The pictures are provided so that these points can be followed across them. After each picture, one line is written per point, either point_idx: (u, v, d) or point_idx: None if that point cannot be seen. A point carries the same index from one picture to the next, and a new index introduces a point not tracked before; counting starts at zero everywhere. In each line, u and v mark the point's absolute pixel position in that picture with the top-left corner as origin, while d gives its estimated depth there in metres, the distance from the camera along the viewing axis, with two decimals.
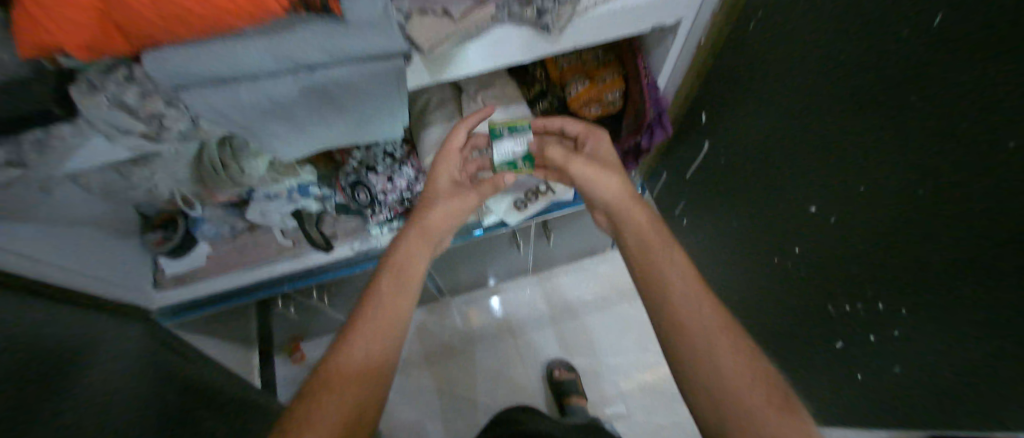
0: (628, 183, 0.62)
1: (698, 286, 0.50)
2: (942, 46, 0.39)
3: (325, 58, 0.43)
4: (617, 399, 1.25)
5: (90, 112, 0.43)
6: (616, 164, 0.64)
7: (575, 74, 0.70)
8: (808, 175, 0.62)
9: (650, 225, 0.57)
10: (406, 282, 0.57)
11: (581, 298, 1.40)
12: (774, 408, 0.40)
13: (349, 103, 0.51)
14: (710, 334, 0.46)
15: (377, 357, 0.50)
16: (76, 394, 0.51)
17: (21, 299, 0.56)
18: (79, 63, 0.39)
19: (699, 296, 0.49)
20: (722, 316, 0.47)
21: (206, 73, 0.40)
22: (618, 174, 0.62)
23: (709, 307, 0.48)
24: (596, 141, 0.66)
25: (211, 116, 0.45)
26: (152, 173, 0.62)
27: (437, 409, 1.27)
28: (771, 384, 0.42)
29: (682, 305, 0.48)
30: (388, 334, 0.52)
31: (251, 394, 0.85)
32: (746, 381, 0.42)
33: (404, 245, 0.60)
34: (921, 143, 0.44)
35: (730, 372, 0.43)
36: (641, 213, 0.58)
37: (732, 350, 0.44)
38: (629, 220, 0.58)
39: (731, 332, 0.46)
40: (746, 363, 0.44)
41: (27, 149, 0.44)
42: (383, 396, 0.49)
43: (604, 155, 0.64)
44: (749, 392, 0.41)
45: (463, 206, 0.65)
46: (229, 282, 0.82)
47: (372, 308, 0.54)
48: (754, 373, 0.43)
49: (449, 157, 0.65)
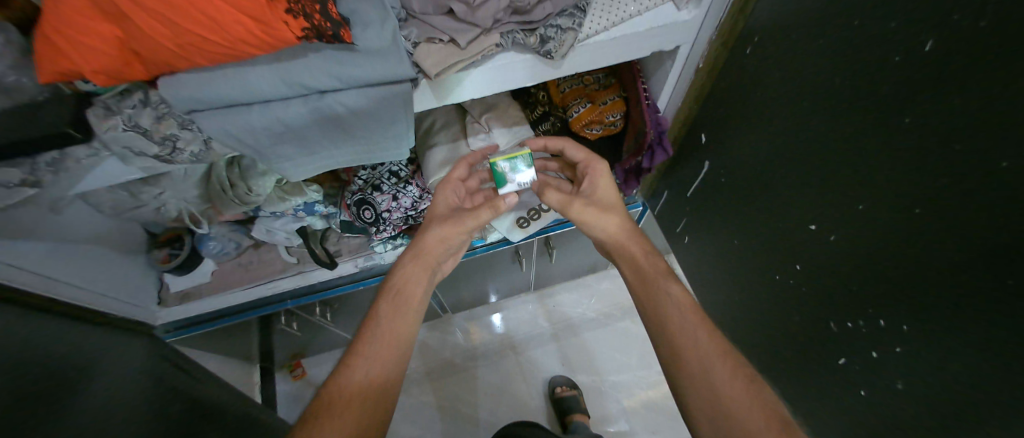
0: (627, 219, 0.63)
1: (695, 315, 0.52)
2: (915, 78, 0.40)
3: (335, 84, 0.44)
4: (620, 417, 1.24)
5: (105, 134, 0.43)
6: (615, 197, 0.65)
7: (577, 97, 0.72)
8: (786, 200, 0.62)
9: (647, 257, 0.60)
10: (403, 307, 0.57)
11: (582, 315, 1.41)
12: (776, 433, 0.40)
13: (356, 127, 0.52)
14: (707, 360, 0.47)
15: (378, 379, 0.50)
16: (78, 410, 0.51)
17: (26, 315, 0.57)
18: (95, 88, 0.42)
19: (698, 324, 0.51)
20: (721, 343, 0.49)
21: (220, 99, 0.42)
22: (616, 212, 0.63)
23: (706, 334, 0.49)
24: (595, 175, 0.66)
25: (223, 140, 0.46)
26: (162, 190, 0.66)
27: (438, 427, 1.25)
28: (773, 409, 0.43)
29: (681, 334, 0.50)
30: (388, 357, 0.53)
31: (251, 410, 0.84)
32: (746, 407, 0.43)
33: (402, 271, 0.61)
34: (899, 170, 0.44)
35: (729, 398, 0.44)
36: (639, 249, 0.61)
37: (732, 376, 0.45)
38: (627, 255, 0.61)
39: (730, 358, 0.47)
40: (745, 388, 0.44)
41: (42, 169, 0.46)
42: (385, 421, 0.49)
43: (602, 191, 0.65)
44: (750, 418, 0.42)
45: (457, 231, 0.62)
46: (232, 298, 0.83)
47: (372, 334, 0.54)
48: (754, 397, 0.44)
49: (450, 185, 0.68)
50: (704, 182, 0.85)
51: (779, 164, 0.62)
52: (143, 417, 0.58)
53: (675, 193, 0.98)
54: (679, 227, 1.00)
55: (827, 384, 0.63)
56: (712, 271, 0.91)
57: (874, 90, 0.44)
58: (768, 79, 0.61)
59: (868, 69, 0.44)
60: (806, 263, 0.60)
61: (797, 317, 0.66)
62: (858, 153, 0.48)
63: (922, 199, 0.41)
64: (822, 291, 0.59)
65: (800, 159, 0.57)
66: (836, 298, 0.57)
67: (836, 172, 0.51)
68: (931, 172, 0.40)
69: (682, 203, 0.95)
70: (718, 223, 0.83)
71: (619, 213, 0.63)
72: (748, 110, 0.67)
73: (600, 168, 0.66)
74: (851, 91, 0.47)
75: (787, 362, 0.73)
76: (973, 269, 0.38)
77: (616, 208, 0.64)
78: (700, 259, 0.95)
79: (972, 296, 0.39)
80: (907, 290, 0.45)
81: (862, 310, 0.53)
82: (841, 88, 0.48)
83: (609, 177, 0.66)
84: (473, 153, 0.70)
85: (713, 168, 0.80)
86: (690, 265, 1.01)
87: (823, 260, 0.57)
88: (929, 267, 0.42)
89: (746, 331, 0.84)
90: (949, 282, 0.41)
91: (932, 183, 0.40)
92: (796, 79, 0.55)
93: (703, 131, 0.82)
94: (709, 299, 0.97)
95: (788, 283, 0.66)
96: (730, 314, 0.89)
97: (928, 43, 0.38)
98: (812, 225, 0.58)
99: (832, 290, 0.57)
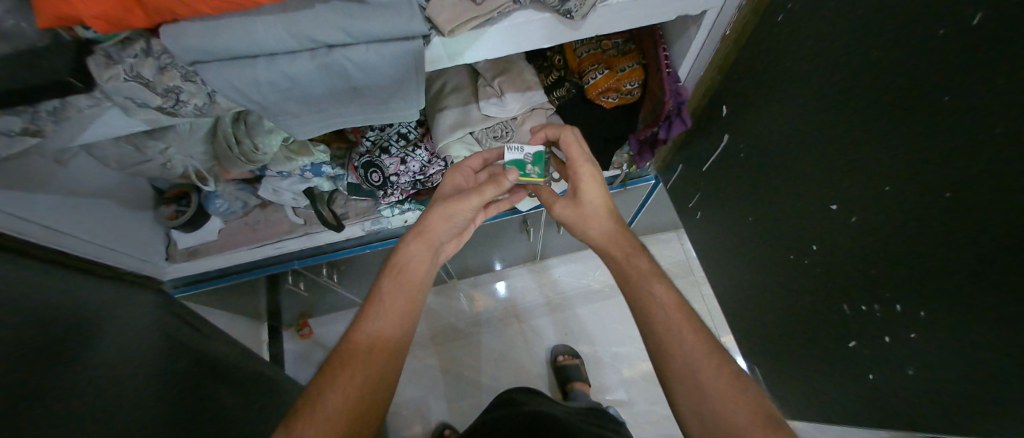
0: (617, 218, 0.63)
1: (679, 311, 0.52)
2: (957, 52, 0.38)
3: (344, 38, 0.41)
4: (618, 386, 1.28)
5: (107, 84, 0.42)
6: (606, 200, 0.63)
7: (594, 63, 0.70)
8: (805, 179, 0.61)
9: (628, 262, 0.59)
10: (405, 284, 0.58)
11: (586, 286, 1.42)
12: (763, 428, 0.42)
13: (366, 86, 0.49)
14: (692, 358, 0.48)
15: (383, 359, 0.51)
16: (87, 370, 0.52)
17: (33, 271, 0.57)
18: (97, 36, 0.39)
19: (682, 323, 0.51)
20: (708, 341, 0.50)
21: (223, 50, 0.39)
22: (604, 212, 0.63)
23: (690, 332, 0.50)
24: (585, 181, 0.62)
25: (228, 94, 0.44)
26: (168, 145, 0.65)
27: (441, 389, 1.30)
28: (758, 406, 0.44)
29: (666, 334, 0.51)
30: (392, 336, 0.53)
31: (258, 367, 0.87)
32: (734, 409, 0.44)
33: (404, 249, 0.61)
34: (930, 150, 0.42)
35: (714, 395, 0.46)
36: (628, 246, 0.61)
37: (716, 374, 0.47)
38: (607, 259, 0.62)
39: (715, 357, 0.48)
40: (732, 385, 0.46)
41: (45, 118, 0.44)
42: (384, 398, 0.50)
43: (592, 194, 0.62)
44: (737, 417, 0.44)
45: (461, 209, 0.61)
46: (240, 257, 0.84)
47: (377, 309, 0.55)
48: (743, 397, 0.45)
49: (459, 171, 0.68)
50: (721, 157, 0.83)
51: (805, 139, 0.59)
52: (152, 375, 0.60)
53: (689, 168, 0.97)
54: (692, 202, 0.99)
55: (838, 360, 0.64)
56: (722, 247, 0.90)
57: (916, 64, 0.42)
58: (799, 48, 0.58)
59: (913, 40, 0.42)
60: (824, 241, 0.60)
61: (809, 294, 0.66)
62: (889, 129, 0.46)
63: (954, 183, 0.40)
64: (835, 268, 0.59)
65: (827, 134, 0.55)
66: (854, 278, 0.56)
67: (864, 149, 0.49)
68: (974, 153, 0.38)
69: (697, 177, 0.94)
70: (732, 200, 0.82)
71: (600, 218, 0.63)
72: (775, 82, 0.64)
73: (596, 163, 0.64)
74: (890, 63, 0.45)
75: (796, 338, 0.73)
76: (1005, 253, 0.37)
77: (605, 209, 0.63)
78: (712, 234, 0.94)
79: (1004, 284, 0.38)
80: (929, 272, 0.45)
81: (876, 293, 0.53)
82: (878, 59, 0.46)
83: (596, 183, 0.62)
84: (471, 160, 0.69)
85: (732, 142, 0.78)
86: (699, 240, 1.00)
87: (840, 239, 0.56)
88: (959, 254, 0.41)
89: (752, 305, 0.85)
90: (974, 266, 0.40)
91: (967, 168, 0.39)
92: (831, 49, 0.52)
93: (724, 104, 0.79)
94: (715, 274, 0.97)
95: (803, 262, 0.66)
96: (737, 289, 0.89)
97: (977, 17, 0.36)
98: (832, 206, 0.57)
99: (853, 270, 0.56)
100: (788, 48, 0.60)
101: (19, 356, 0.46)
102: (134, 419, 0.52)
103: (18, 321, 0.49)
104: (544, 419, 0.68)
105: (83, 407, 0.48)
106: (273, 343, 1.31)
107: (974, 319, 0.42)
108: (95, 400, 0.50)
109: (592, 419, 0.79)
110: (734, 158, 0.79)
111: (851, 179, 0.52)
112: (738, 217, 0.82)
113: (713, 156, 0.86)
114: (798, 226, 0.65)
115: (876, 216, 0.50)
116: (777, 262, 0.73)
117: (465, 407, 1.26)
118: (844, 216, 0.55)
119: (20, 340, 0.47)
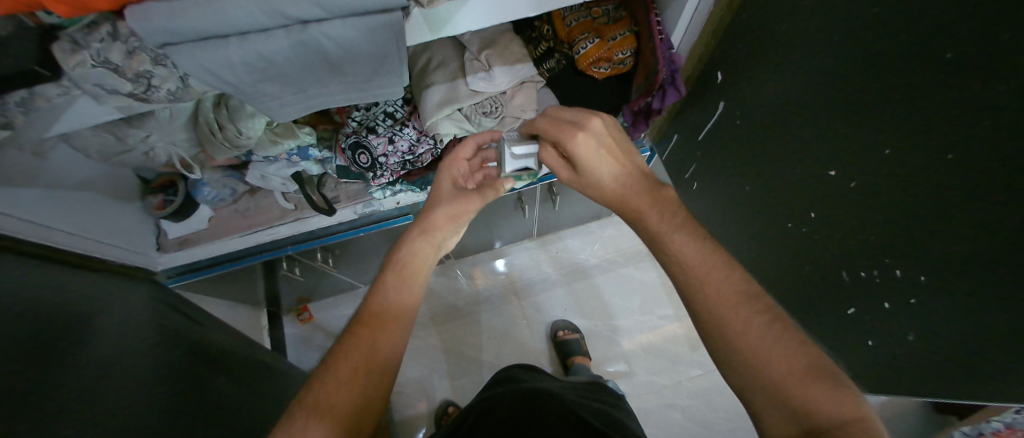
0: (633, 180, 0.52)
1: (704, 268, 0.44)
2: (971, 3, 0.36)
3: (319, 12, 0.38)
4: (619, 359, 1.30)
5: (74, 72, 0.40)
6: (617, 164, 0.52)
7: (584, 32, 0.67)
8: (803, 143, 0.59)
9: (666, 228, 0.47)
10: (408, 278, 0.57)
11: (586, 260, 1.44)
12: (807, 375, 0.36)
13: (345, 61, 0.46)
14: (722, 302, 0.41)
15: (385, 354, 0.51)
16: (85, 369, 0.52)
17: (21, 268, 0.56)
18: (60, 20, 0.37)
19: (707, 278, 0.43)
20: (740, 289, 0.42)
21: (191, 32, 0.35)
22: (614, 179, 0.52)
23: (716, 284, 0.42)
24: (585, 148, 0.50)
25: (201, 77, 0.40)
26: (148, 133, 0.63)
27: (443, 367, 1.32)
28: (799, 355, 0.37)
29: (686, 291, 0.44)
30: (392, 330, 0.52)
31: (257, 354, 0.88)
32: (770, 364, 0.38)
33: (405, 243, 0.60)
34: (937, 110, 0.40)
35: (746, 337, 0.39)
36: (646, 205, 0.50)
37: (752, 316, 0.40)
38: (641, 225, 0.50)
39: (745, 308, 0.41)
40: (771, 329, 0.39)
41: (13, 109, 0.42)
42: (393, 382, 0.51)
43: (596, 162, 0.51)
44: (775, 364, 0.38)
45: (465, 210, 0.64)
46: (231, 246, 0.84)
47: (377, 299, 0.55)
48: (779, 347, 0.38)
49: (456, 163, 0.68)
50: (717, 126, 0.81)
51: (804, 102, 0.57)
52: (151, 369, 0.60)
53: (685, 138, 0.95)
54: (688, 174, 0.98)
55: (838, 325, 0.64)
56: (720, 217, 0.90)
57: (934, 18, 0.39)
58: (797, 8, 0.55)
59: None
60: (822, 207, 0.59)
61: (808, 260, 0.65)
62: (895, 90, 0.44)
63: (955, 144, 0.40)
64: (834, 234, 0.58)
65: (827, 96, 0.53)
66: (855, 245, 0.55)
67: (866, 111, 0.48)
68: (986, 114, 0.37)
69: (693, 148, 0.92)
70: (730, 170, 0.81)
71: (613, 186, 0.52)
72: (772, 45, 0.61)
73: (606, 119, 0.53)
74: (900, 17, 0.42)
75: (793, 304, 0.73)
76: (1010, 217, 0.37)
77: (616, 174, 0.52)
78: (709, 205, 0.93)
79: (1007, 247, 0.38)
80: (936, 235, 0.44)
81: (877, 258, 0.52)
82: (885, 14, 0.43)
83: (594, 149, 0.50)
84: (460, 148, 0.68)
85: (728, 110, 0.76)
86: (696, 211, 0.99)
87: (840, 205, 0.55)
88: (968, 219, 0.40)
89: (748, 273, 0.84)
90: (985, 230, 0.39)
91: (975, 127, 0.38)
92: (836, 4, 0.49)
93: (719, 70, 0.76)
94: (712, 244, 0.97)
95: (801, 229, 0.65)
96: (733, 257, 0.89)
97: None
98: (830, 172, 0.55)
99: (853, 235, 0.55)
100: (787, 8, 0.57)
101: (8, 359, 0.45)
102: (135, 413, 0.53)
103: (5, 322, 0.48)
104: (543, 394, 0.69)
105: (82, 406, 0.48)
106: (274, 328, 1.32)
107: (980, 284, 0.41)
108: (93, 399, 0.50)
109: (587, 391, 0.81)
110: (730, 127, 0.77)
111: (852, 142, 0.51)
112: (735, 187, 0.81)
113: (708, 124, 0.84)
114: (796, 193, 0.64)
115: (879, 179, 0.48)
116: (774, 228, 0.72)
117: (468, 385, 1.29)
118: (842, 182, 0.54)
119: (11, 340, 0.47)
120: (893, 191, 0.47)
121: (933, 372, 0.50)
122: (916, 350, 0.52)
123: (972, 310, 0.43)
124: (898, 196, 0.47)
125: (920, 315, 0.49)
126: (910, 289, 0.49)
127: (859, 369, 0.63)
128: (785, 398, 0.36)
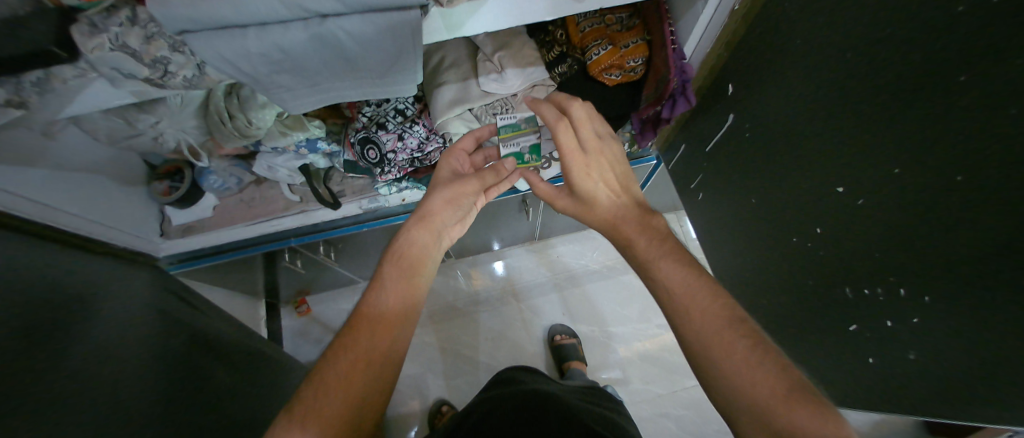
0: (627, 211, 0.54)
1: (691, 290, 0.45)
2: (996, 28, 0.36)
3: (338, 7, 0.38)
4: (615, 366, 1.30)
5: (92, 55, 0.39)
6: (612, 193, 0.56)
7: (598, 38, 0.67)
8: (811, 159, 0.59)
9: (652, 255, 0.49)
10: (411, 273, 0.57)
11: (586, 266, 1.44)
12: (786, 396, 0.36)
13: (360, 57, 0.45)
14: (706, 323, 0.42)
15: (384, 350, 0.50)
16: (83, 352, 0.52)
17: (23, 249, 0.56)
18: (79, 2, 0.37)
19: (692, 301, 0.44)
20: (725, 312, 0.42)
21: (209, 18, 0.35)
22: (609, 207, 0.55)
23: (701, 307, 0.43)
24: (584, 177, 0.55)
25: (218, 66, 0.40)
26: (158, 120, 0.64)
27: (439, 366, 1.31)
28: (785, 375, 0.38)
29: (671, 309, 0.45)
30: (393, 326, 0.52)
31: (255, 344, 0.87)
32: (753, 384, 0.38)
33: (404, 235, 0.60)
34: (954, 131, 0.40)
35: (727, 358, 0.40)
36: (635, 232, 0.52)
37: (735, 337, 0.41)
38: (628, 252, 0.52)
39: (729, 330, 0.41)
40: (752, 350, 0.40)
41: (29, 89, 0.42)
42: (393, 378, 0.51)
43: (593, 188, 0.55)
44: (755, 384, 0.38)
45: (462, 191, 0.64)
46: (236, 235, 0.84)
47: (377, 294, 0.55)
48: (763, 368, 0.38)
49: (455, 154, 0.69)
50: (724, 138, 0.82)
51: (814, 118, 0.57)
52: (149, 354, 0.60)
53: (691, 149, 0.95)
54: (693, 184, 0.97)
55: (839, 342, 0.64)
56: (723, 228, 0.90)
57: (960, 38, 0.39)
58: (812, 24, 0.55)
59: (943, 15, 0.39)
60: (828, 223, 0.59)
61: (811, 276, 0.66)
62: (909, 109, 0.44)
63: (971, 164, 0.40)
64: (840, 250, 0.58)
65: (838, 113, 0.54)
66: (860, 262, 0.55)
67: (878, 128, 0.48)
68: (1005, 135, 0.36)
69: (699, 158, 0.92)
70: (736, 181, 0.81)
71: (605, 213, 0.55)
72: (784, 60, 0.62)
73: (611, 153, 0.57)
74: (917, 38, 0.42)
75: (793, 318, 0.73)
76: None
77: (611, 202, 0.55)
78: (713, 216, 0.93)
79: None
80: (947, 256, 0.44)
81: (882, 276, 0.52)
82: (902, 34, 0.43)
83: (593, 176, 0.55)
84: (463, 138, 0.70)
85: (737, 123, 0.77)
86: (699, 221, 1.00)
87: (848, 222, 0.55)
88: (980, 240, 0.40)
89: (750, 285, 0.84)
90: (1001, 252, 0.39)
91: (994, 150, 0.38)
92: (854, 22, 0.49)
93: (729, 82, 0.77)
94: (714, 255, 0.97)
95: (806, 244, 0.65)
96: (735, 269, 0.89)
97: None
98: (839, 188, 0.56)
99: (859, 252, 0.55)
100: (801, 25, 0.57)
101: None
102: (130, 398, 0.52)
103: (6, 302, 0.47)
104: (541, 397, 0.69)
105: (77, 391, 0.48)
106: (272, 320, 1.31)
107: (993, 307, 0.41)
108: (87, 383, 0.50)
109: (582, 394, 0.82)
110: (739, 139, 0.77)
111: (862, 159, 0.51)
112: (740, 199, 0.81)
113: (717, 135, 0.84)
114: (802, 207, 0.64)
115: (889, 198, 0.48)
116: (778, 241, 0.72)
117: (463, 385, 1.29)
118: (850, 198, 0.54)
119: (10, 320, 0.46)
120: (902, 210, 0.47)
121: (935, 391, 0.50)
122: (919, 371, 0.51)
123: (982, 331, 0.42)
124: (907, 214, 0.47)
125: (926, 335, 0.49)
126: (916, 308, 0.49)
127: (857, 386, 0.63)
128: (769, 418, 0.36)
